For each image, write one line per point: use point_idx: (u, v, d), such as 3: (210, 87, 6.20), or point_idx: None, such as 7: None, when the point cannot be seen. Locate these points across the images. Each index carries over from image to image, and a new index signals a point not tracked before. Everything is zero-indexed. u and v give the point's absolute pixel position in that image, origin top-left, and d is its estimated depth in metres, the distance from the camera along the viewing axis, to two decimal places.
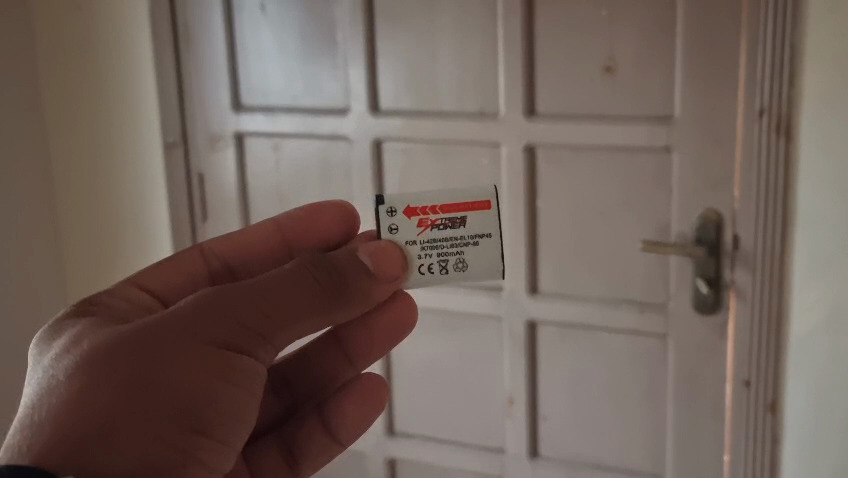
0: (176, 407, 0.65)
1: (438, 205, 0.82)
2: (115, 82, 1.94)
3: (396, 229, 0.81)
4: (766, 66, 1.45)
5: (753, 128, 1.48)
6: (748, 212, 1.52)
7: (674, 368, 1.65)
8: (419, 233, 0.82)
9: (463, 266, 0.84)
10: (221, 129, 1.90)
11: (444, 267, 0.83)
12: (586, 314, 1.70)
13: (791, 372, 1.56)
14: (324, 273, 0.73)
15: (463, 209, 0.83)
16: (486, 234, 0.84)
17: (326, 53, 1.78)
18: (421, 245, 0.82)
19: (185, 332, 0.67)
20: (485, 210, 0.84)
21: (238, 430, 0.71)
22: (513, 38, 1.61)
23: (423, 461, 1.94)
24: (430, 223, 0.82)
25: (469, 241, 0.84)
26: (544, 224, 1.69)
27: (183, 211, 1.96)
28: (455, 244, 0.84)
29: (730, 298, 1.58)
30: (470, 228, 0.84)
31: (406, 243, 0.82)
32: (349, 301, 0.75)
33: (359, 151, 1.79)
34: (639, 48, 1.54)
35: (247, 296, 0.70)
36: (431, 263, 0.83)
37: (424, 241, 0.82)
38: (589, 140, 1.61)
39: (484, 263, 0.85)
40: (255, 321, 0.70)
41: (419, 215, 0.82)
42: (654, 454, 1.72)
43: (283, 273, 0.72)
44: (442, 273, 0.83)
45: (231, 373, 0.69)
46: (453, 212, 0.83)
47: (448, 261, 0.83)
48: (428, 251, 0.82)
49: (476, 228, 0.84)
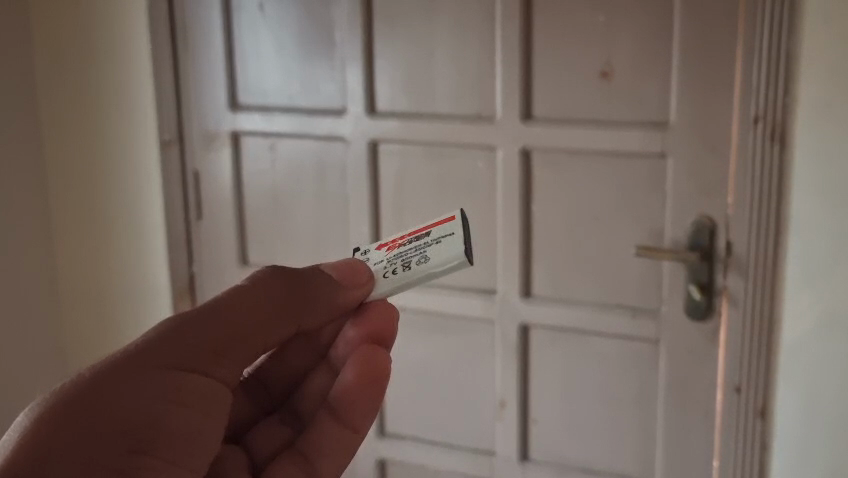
0: (135, 420, 0.70)
1: (407, 234, 0.83)
2: (110, 81, 1.94)
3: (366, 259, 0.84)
4: (761, 73, 1.46)
5: (748, 134, 1.49)
6: (742, 219, 1.53)
7: (665, 373, 1.66)
8: (386, 253, 0.83)
9: (425, 260, 0.79)
10: (217, 127, 1.90)
11: (407, 265, 0.80)
12: (579, 318, 1.70)
13: (781, 381, 1.56)
14: (274, 291, 0.80)
15: (427, 226, 0.82)
16: (448, 232, 0.80)
17: (324, 54, 1.78)
18: (387, 260, 0.82)
19: (144, 353, 0.73)
20: (450, 221, 0.81)
21: (203, 448, 0.75)
22: (510, 41, 1.62)
23: (413, 463, 1.95)
24: (397, 244, 0.83)
25: (432, 241, 0.80)
26: (538, 227, 1.70)
27: (178, 210, 1.96)
28: (418, 247, 0.81)
29: (723, 304, 1.59)
30: (434, 234, 0.81)
31: (375, 265, 0.83)
32: (303, 312, 0.81)
33: (355, 153, 1.79)
34: (635, 53, 1.55)
35: (203, 316, 0.76)
36: (396, 267, 0.81)
37: (390, 256, 0.82)
38: (584, 145, 1.61)
39: (444, 256, 0.79)
40: (209, 340, 0.76)
41: (389, 244, 0.84)
42: (643, 458, 1.73)
43: (237, 292, 0.78)
44: (405, 271, 0.80)
45: (188, 390, 0.74)
46: (418, 231, 0.82)
47: (410, 260, 0.80)
48: (392, 260, 0.82)
49: (439, 232, 0.80)
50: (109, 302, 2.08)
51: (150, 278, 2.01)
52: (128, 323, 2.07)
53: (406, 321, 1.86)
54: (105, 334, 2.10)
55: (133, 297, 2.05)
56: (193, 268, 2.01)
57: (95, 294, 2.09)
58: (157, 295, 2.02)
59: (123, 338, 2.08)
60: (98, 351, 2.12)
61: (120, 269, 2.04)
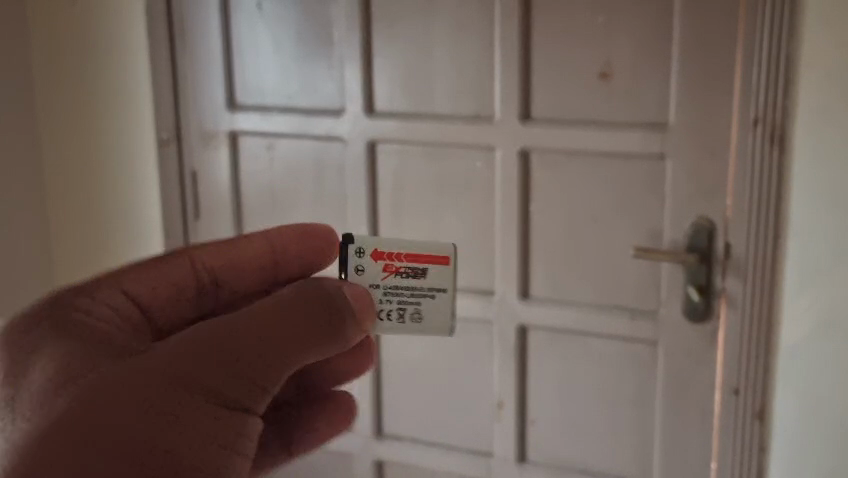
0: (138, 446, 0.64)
1: (404, 253, 0.88)
2: (108, 81, 1.92)
3: (362, 268, 0.87)
4: (761, 75, 1.46)
5: (747, 136, 1.49)
6: (741, 221, 1.53)
7: (663, 375, 1.66)
8: (382, 277, 0.87)
9: (419, 317, 0.88)
10: (214, 126, 1.89)
11: (402, 316, 0.88)
12: (577, 319, 1.70)
13: (779, 383, 1.55)
14: (309, 306, 0.72)
15: (424, 260, 0.88)
16: (443, 289, 0.89)
17: (322, 54, 1.77)
18: (384, 290, 0.87)
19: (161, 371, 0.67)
20: (443, 263, 0.89)
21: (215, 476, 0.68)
22: (510, 42, 1.62)
23: (411, 464, 1.94)
24: (394, 269, 0.87)
25: (428, 293, 0.89)
26: (537, 228, 1.70)
27: (175, 211, 1.95)
28: (415, 295, 0.88)
29: (721, 306, 1.59)
30: (429, 280, 0.89)
31: (370, 285, 0.87)
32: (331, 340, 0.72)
33: (353, 153, 1.79)
34: (635, 55, 1.55)
35: (230, 332, 0.69)
36: (390, 310, 0.87)
37: (387, 286, 0.87)
38: (583, 146, 1.61)
39: (437, 318, 0.89)
40: (232, 358, 0.68)
41: (386, 258, 0.87)
42: (642, 460, 1.73)
43: (270, 306, 0.71)
44: (399, 321, 0.87)
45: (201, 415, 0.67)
46: (416, 262, 0.88)
47: (406, 310, 0.88)
48: (389, 298, 0.87)
49: (434, 280, 0.89)
50: None
51: None
52: None
53: None
54: None
55: None
56: None
57: None
58: None
59: None
60: None
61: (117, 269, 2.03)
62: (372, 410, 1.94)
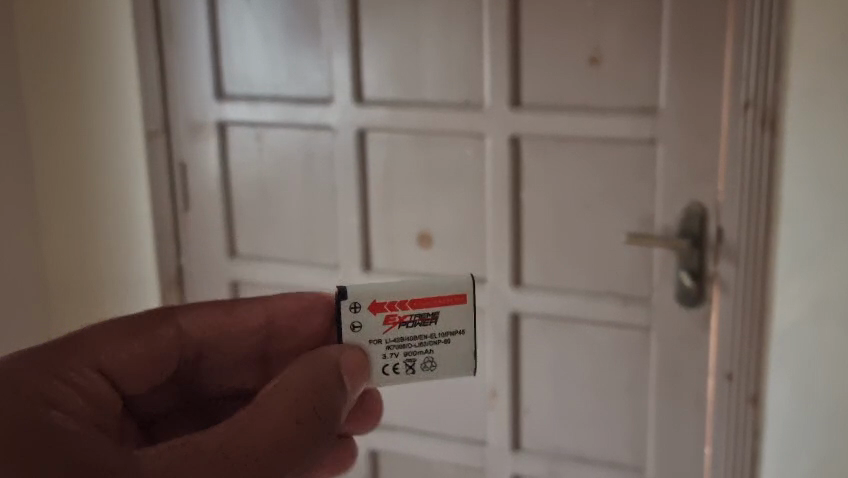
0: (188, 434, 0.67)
1: (407, 302, 0.84)
2: (95, 70, 1.92)
3: (359, 325, 0.84)
4: (751, 58, 1.45)
5: (738, 120, 1.48)
6: (733, 205, 1.52)
7: (657, 360, 1.65)
8: (386, 329, 0.85)
9: (432, 366, 0.87)
10: (202, 116, 1.88)
11: (411, 367, 0.86)
12: (570, 306, 1.69)
13: (774, 366, 1.56)
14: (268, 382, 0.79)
15: (434, 305, 0.85)
16: (458, 331, 0.87)
17: (309, 42, 1.76)
18: (388, 342, 0.85)
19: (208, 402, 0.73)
20: (461, 302, 0.86)
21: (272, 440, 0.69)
22: (500, 28, 1.61)
23: (405, 454, 1.94)
24: (398, 320, 0.85)
25: (440, 340, 0.87)
26: (529, 215, 1.69)
27: (165, 203, 1.95)
28: (425, 344, 0.86)
29: (714, 291, 1.58)
30: (441, 326, 0.86)
31: (372, 340, 0.85)
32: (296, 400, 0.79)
33: (342, 142, 1.78)
34: (625, 39, 1.54)
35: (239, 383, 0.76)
36: (397, 362, 0.86)
37: (391, 338, 0.85)
38: (574, 133, 1.60)
39: (449, 363, 0.88)
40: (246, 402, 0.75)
41: (387, 311, 0.84)
42: (636, 447, 1.73)
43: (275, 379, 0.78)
44: (408, 373, 0.86)
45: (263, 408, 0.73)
46: (424, 308, 0.85)
47: (415, 361, 0.86)
48: (395, 349, 0.85)
49: (447, 325, 0.86)
50: (98, 295, 2.06)
51: (139, 270, 2.00)
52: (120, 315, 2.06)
53: None
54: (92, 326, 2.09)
55: (123, 290, 2.04)
56: (180, 259, 2.00)
57: (83, 288, 2.07)
58: (147, 287, 2.01)
59: None
60: None
61: (109, 262, 2.03)
62: None
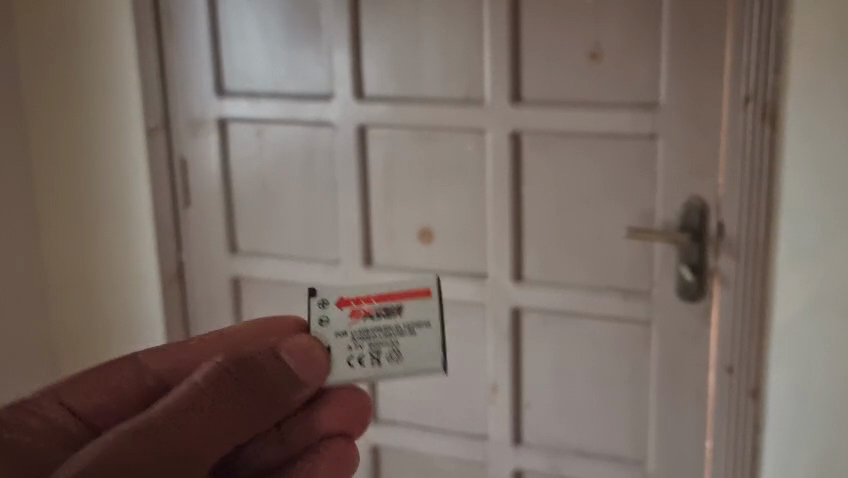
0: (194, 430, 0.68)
1: (370, 295, 0.83)
2: (95, 67, 1.92)
3: (325, 319, 0.81)
4: (752, 53, 1.45)
5: (739, 115, 1.48)
6: (733, 200, 1.52)
7: (658, 354, 1.66)
8: (351, 322, 0.81)
9: (397, 359, 0.82)
10: (202, 113, 1.88)
11: (376, 359, 0.81)
12: (571, 301, 1.69)
13: (775, 360, 1.56)
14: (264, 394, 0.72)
15: (397, 297, 0.83)
16: (424, 322, 0.83)
17: (310, 38, 1.76)
18: (353, 335, 0.81)
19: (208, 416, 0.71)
20: (424, 295, 0.83)
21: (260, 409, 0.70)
22: (499, 24, 1.61)
23: (406, 449, 1.94)
24: (363, 312, 0.82)
25: (405, 332, 0.82)
26: (529, 210, 1.69)
27: (166, 200, 1.94)
28: (389, 336, 0.82)
29: (714, 285, 1.58)
30: (406, 318, 0.83)
31: (336, 334, 0.80)
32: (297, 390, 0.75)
33: (343, 138, 1.78)
34: (625, 35, 1.54)
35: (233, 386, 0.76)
36: (363, 355, 0.81)
37: (356, 330, 0.81)
38: (575, 128, 1.60)
39: (417, 359, 0.83)
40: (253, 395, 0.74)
41: (352, 304, 0.82)
42: (637, 441, 1.73)
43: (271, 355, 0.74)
44: (374, 365, 0.81)
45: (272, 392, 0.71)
46: (387, 300, 0.83)
47: (380, 352, 0.82)
48: (360, 341, 0.81)
49: (412, 318, 0.83)
50: (99, 291, 2.06)
51: (140, 267, 2.01)
52: (121, 311, 2.06)
53: None
54: (93, 323, 2.09)
55: (124, 286, 2.04)
56: (181, 256, 1.99)
57: (85, 285, 2.07)
58: (148, 283, 2.01)
59: (113, 327, 2.08)
60: (91, 343, 2.11)
61: (109, 259, 2.03)
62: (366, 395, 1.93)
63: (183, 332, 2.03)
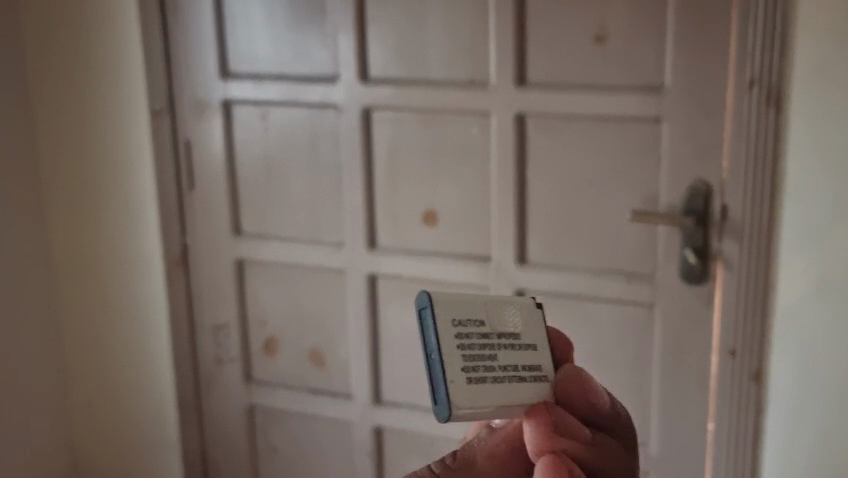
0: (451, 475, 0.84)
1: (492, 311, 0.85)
2: (99, 49, 1.92)
3: (457, 324, 0.81)
4: (757, 36, 1.45)
5: (744, 98, 1.48)
6: (737, 182, 1.52)
7: (661, 336, 1.66)
8: (475, 340, 0.81)
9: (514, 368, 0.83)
10: (207, 95, 1.88)
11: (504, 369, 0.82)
12: (574, 283, 1.70)
13: (777, 344, 1.57)
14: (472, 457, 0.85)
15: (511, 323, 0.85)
16: (533, 346, 0.85)
17: (315, 21, 1.76)
18: (476, 347, 0.81)
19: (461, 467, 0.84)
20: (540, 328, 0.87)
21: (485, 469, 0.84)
22: (505, 5, 1.60)
23: (410, 431, 1.95)
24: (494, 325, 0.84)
25: (522, 348, 0.85)
26: (533, 192, 1.69)
27: (170, 183, 1.95)
28: (507, 357, 0.83)
29: (717, 267, 1.59)
30: (523, 338, 0.85)
31: (465, 349, 0.80)
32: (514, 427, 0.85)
33: (347, 121, 1.78)
34: (630, 18, 1.54)
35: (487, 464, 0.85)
36: (483, 373, 0.81)
37: (480, 345, 0.81)
38: (579, 111, 1.60)
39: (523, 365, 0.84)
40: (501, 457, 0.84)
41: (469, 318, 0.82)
42: (640, 422, 1.74)
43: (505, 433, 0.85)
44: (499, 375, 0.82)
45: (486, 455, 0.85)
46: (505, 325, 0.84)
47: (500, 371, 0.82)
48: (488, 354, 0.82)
49: (524, 338, 0.85)
50: (104, 273, 2.07)
51: (145, 248, 2.02)
52: (126, 293, 2.07)
53: (402, 288, 1.85)
54: (97, 304, 2.10)
55: (129, 268, 2.05)
56: (185, 238, 1.99)
57: (89, 266, 2.08)
58: (153, 265, 2.02)
59: (118, 307, 2.09)
60: (96, 326, 2.12)
61: (114, 241, 2.04)
62: (370, 376, 1.94)
63: (187, 313, 2.04)
